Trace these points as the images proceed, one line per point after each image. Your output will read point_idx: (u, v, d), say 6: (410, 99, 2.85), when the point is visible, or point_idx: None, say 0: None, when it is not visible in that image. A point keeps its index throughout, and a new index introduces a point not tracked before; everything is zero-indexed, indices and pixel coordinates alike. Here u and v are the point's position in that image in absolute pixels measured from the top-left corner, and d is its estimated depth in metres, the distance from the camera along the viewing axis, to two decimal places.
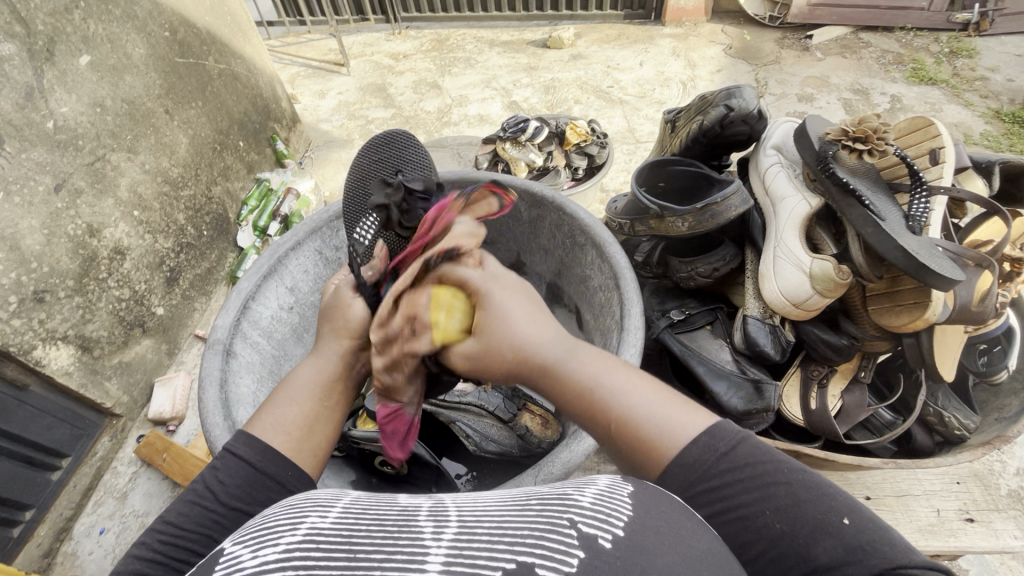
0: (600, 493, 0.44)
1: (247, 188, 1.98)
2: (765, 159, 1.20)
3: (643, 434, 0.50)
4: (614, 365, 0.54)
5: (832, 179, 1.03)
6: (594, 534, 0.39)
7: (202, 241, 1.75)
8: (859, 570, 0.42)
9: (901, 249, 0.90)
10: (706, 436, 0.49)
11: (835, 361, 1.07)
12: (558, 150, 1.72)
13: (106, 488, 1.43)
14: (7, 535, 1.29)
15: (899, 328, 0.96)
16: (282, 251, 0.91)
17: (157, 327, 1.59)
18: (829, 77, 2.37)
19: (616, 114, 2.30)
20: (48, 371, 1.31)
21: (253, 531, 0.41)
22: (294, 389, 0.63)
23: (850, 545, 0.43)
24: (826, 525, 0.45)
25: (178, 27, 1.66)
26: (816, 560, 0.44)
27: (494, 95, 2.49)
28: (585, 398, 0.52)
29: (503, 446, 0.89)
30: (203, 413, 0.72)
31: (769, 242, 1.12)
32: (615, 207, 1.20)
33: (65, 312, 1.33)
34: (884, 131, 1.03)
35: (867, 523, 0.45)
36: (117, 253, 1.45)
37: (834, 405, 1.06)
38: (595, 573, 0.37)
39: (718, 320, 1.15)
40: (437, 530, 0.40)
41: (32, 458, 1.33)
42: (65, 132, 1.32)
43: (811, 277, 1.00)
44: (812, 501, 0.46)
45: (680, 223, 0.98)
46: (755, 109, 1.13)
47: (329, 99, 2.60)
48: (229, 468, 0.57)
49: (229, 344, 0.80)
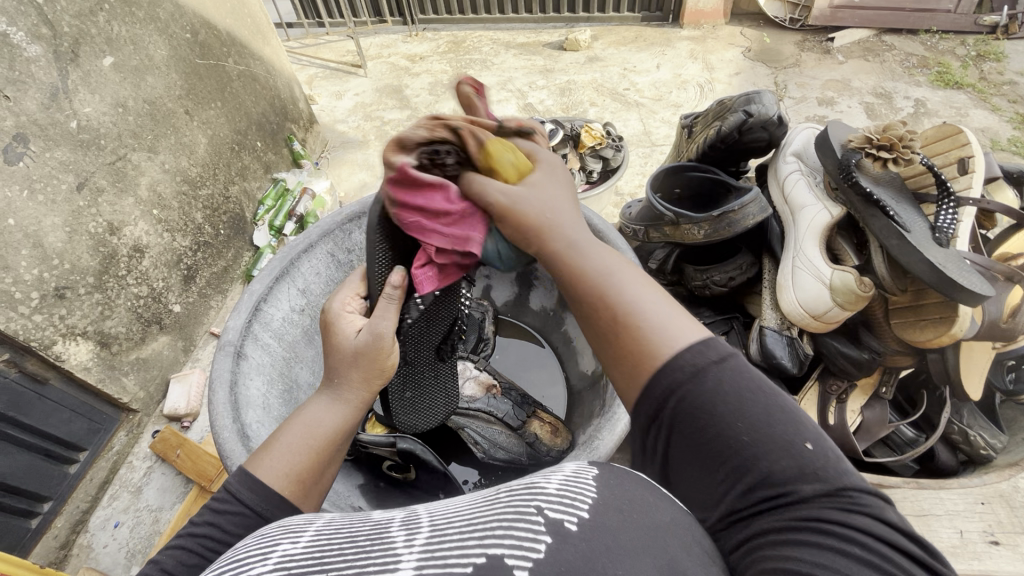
0: (566, 479, 0.43)
1: (264, 188, 2.01)
2: (784, 166, 1.18)
3: (640, 338, 0.48)
4: (641, 284, 0.52)
5: (855, 189, 1.00)
6: (560, 518, 0.39)
7: (219, 240, 1.77)
8: (811, 489, 0.41)
9: (929, 262, 0.87)
10: (695, 350, 0.46)
11: (856, 376, 1.04)
12: (572, 153, 1.71)
13: (121, 482, 1.46)
14: (26, 526, 1.31)
15: (926, 343, 0.93)
16: (294, 254, 0.92)
17: (173, 324, 1.61)
18: (850, 81, 2.32)
19: (632, 116, 2.29)
20: (68, 366, 1.33)
21: (222, 568, 0.41)
22: (309, 435, 0.61)
23: (805, 467, 0.42)
24: (790, 446, 0.43)
25: (199, 28, 1.69)
26: (771, 477, 0.43)
27: (510, 97, 2.49)
28: (592, 287, 0.53)
29: (512, 453, 0.89)
30: (213, 416, 0.72)
31: (787, 252, 1.10)
32: (629, 213, 1.19)
33: (84, 308, 1.35)
34: (910, 139, 1.00)
35: (829, 453, 0.43)
36: (136, 251, 1.48)
37: (852, 421, 1.04)
38: (563, 557, 0.37)
39: (733, 332, 1.14)
40: (408, 539, 0.40)
41: (50, 451, 1.36)
42: (89, 132, 1.34)
43: (831, 289, 0.97)
44: (782, 423, 0.44)
45: (696, 231, 0.96)
46: (774, 115, 1.11)
47: (347, 100, 2.62)
48: (232, 515, 0.54)
49: (240, 346, 0.81)
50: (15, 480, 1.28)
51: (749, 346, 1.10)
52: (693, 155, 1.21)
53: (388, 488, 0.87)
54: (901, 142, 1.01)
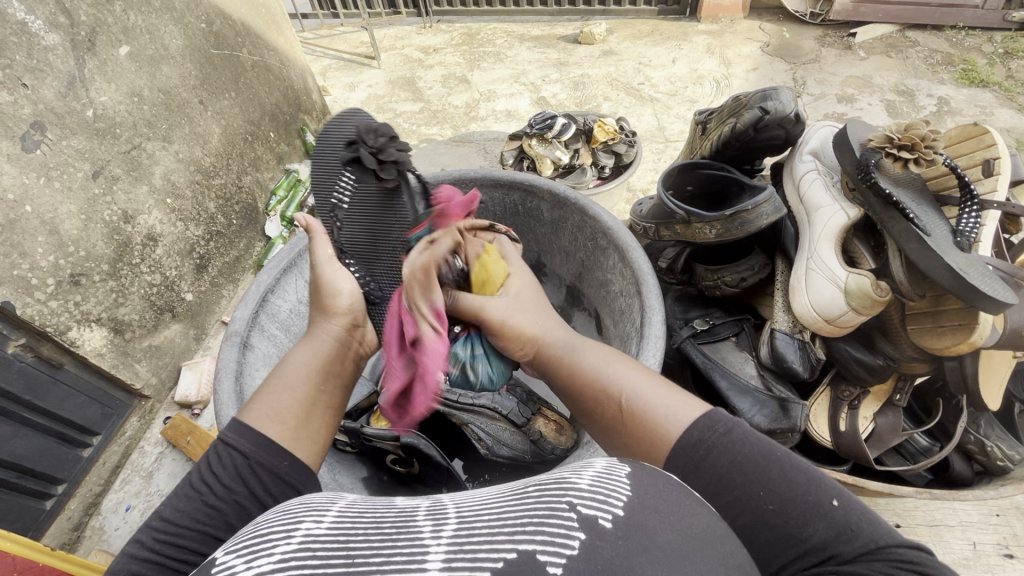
0: (598, 476, 0.43)
1: (276, 179, 2.02)
2: (800, 165, 1.16)
3: (647, 422, 0.53)
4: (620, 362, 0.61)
5: (874, 190, 0.97)
6: (594, 515, 0.39)
7: (231, 229, 1.79)
8: (849, 551, 0.44)
9: (948, 267, 0.85)
10: (697, 425, 0.51)
11: (868, 382, 1.03)
12: (585, 147, 1.70)
13: (133, 467, 1.48)
14: (41, 507, 1.34)
15: (943, 351, 0.91)
16: (303, 246, 0.92)
17: (186, 312, 1.63)
18: (871, 78, 2.27)
19: (646, 111, 2.26)
20: (83, 352, 1.36)
21: (244, 540, 0.40)
22: (290, 375, 0.63)
23: (838, 526, 0.45)
24: (818, 507, 0.46)
25: (215, 18, 1.70)
26: (808, 542, 0.45)
27: (523, 91, 2.47)
28: (592, 385, 0.60)
29: (516, 451, 0.88)
30: (218, 405, 0.72)
31: (801, 253, 1.08)
32: (640, 211, 1.17)
33: (99, 295, 1.37)
34: (933, 139, 0.97)
35: (854, 507, 0.47)
36: (150, 240, 1.50)
37: (864, 427, 1.02)
38: (599, 555, 0.36)
39: (744, 332, 1.12)
40: (436, 529, 0.40)
41: (65, 434, 1.38)
42: (105, 121, 1.36)
43: (846, 293, 0.95)
44: (803, 485, 0.48)
45: (707, 230, 0.95)
46: (792, 113, 1.09)
47: (359, 92, 2.62)
48: (223, 458, 0.56)
49: (246, 336, 0.81)
50: (30, 462, 1.30)
51: (758, 348, 1.08)
52: (706, 152, 1.20)
53: (392, 482, 0.87)
54: (923, 142, 0.97)
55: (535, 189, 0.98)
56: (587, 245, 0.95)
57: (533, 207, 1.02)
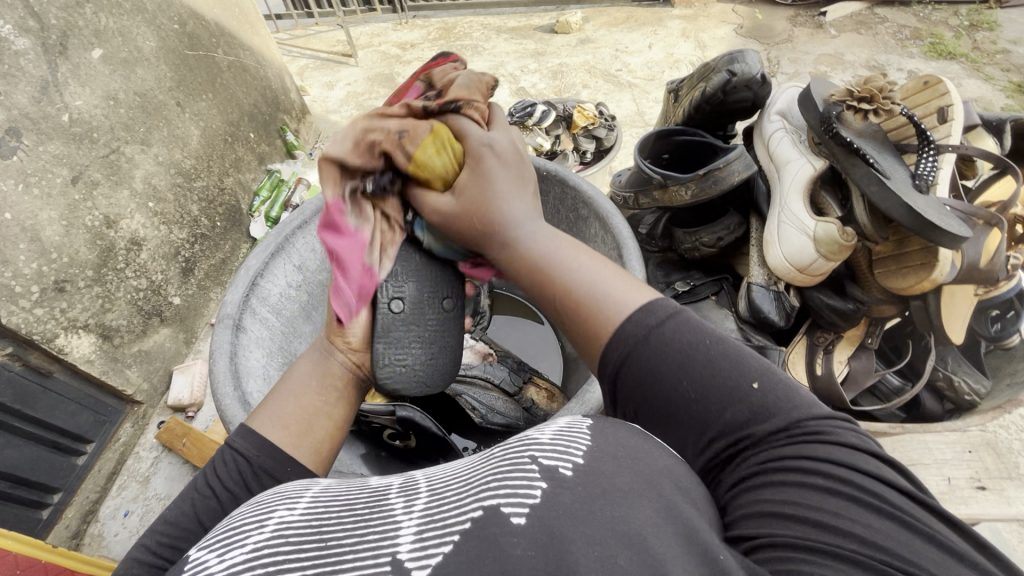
0: (559, 431, 0.45)
1: (258, 180, 2.01)
2: (769, 125, 1.19)
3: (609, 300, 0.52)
4: (581, 252, 0.56)
5: (836, 140, 1.01)
6: (555, 465, 0.41)
7: (216, 232, 1.78)
8: (763, 427, 0.45)
9: (907, 208, 0.88)
10: (642, 310, 0.50)
11: (843, 328, 1.05)
12: (565, 133, 1.72)
13: (129, 472, 1.48)
14: (37, 517, 1.34)
15: (910, 290, 0.95)
16: (289, 229, 0.91)
17: (174, 316, 1.63)
18: (843, 55, 2.31)
19: (625, 97, 2.28)
20: (72, 359, 1.35)
21: (217, 534, 0.42)
22: (295, 384, 0.65)
23: (756, 406, 0.46)
24: (739, 390, 0.47)
25: (187, 19, 1.68)
26: (725, 420, 0.46)
27: (502, 82, 2.48)
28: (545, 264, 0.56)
29: (510, 418, 0.91)
30: (214, 385, 0.73)
31: (773, 208, 1.10)
32: (619, 181, 1.20)
33: (85, 301, 1.36)
34: (890, 90, 1.00)
35: (774, 389, 0.47)
36: (134, 244, 1.49)
37: (840, 371, 1.06)
38: (559, 500, 0.38)
39: (723, 291, 1.15)
40: (407, 507, 0.42)
41: (58, 443, 1.37)
42: (81, 125, 1.35)
43: (815, 241, 0.98)
44: (725, 369, 0.47)
45: (684, 191, 0.97)
46: (757, 75, 1.12)
47: (339, 90, 2.61)
48: (228, 462, 0.56)
49: (238, 319, 0.82)
50: (23, 472, 1.29)
51: (738, 305, 1.10)
52: (680, 120, 1.22)
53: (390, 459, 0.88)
54: (882, 93, 1.01)
55: None
56: (571, 217, 0.97)
57: None
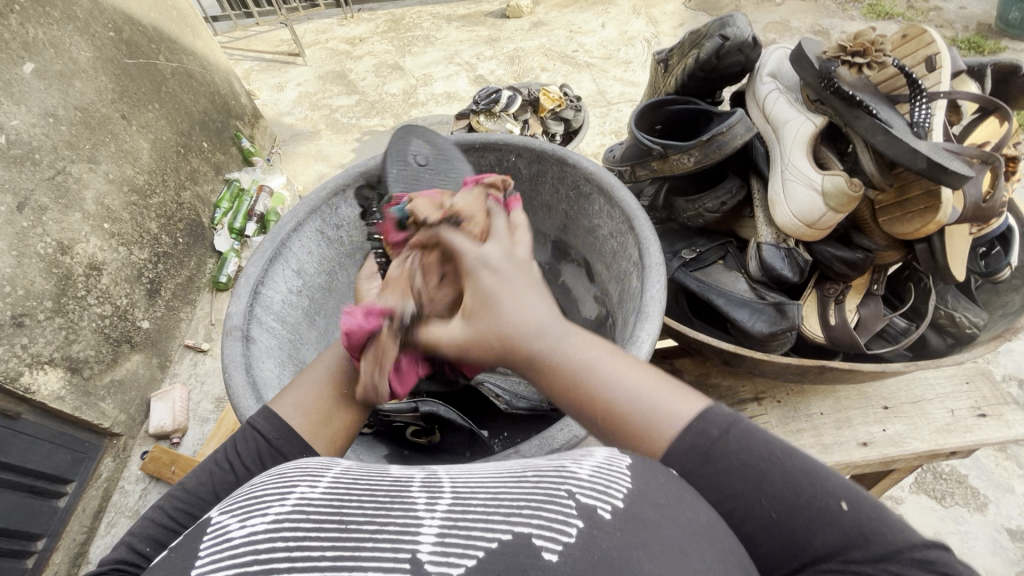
0: (600, 465, 0.42)
1: (217, 191, 1.92)
2: (762, 87, 1.22)
3: (635, 421, 0.46)
4: (604, 348, 0.48)
5: (837, 94, 1.03)
6: (593, 504, 0.38)
7: (179, 249, 1.70)
8: (861, 553, 0.41)
9: (914, 151, 0.89)
10: (699, 422, 0.46)
11: (851, 277, 1.05)
12: (534, 118, 1.72)
13: (117, 508, 1.40)
14: (22, 567, 1.26)
15: (912, 234, 0.96)
16: (284, 233, 0.88)
17: (145, 341, 1.55)
18: (789, 21, 2.37)
19: (585, 77, 2.29)
20: (41, 397, 1.27)
21: (240, 500, 0.41)
22: (321, 368, 0.64)
23: (847, 530, 0.42)
24: (824, 511, 0.43)
25: (123, 26, 1.58)
26: (814, 548, 0.43)
27: (459, 71, 2.45)
28: (571, 381, 0.47)
29: (533, 401, 0.91)
30: (233, 399, 0.70)
31: (773, 167, 1.13)
32: (613, 156, 1.21)
33: (47, 334, 1.28)
34: (881, 43, 1.03)
35: (866, 509, 0.43)
36: (93, 269, 1.40)
37: (851, 320, 1.04)
38: (596, 543, 0.36)
39: (729, 254, 1.14)
40: (431, 502, 0.39)
41: (36, 487, 1.29)
42: (20, 147, 1.26)
43: (823, 194, 1.00)
44: (809, 486, 0.44)
45: (686, 159, 0.98)
46: (749, 38, 1.15)
47: (290, 92, 2.52)
48: (247, 441, 0.57)
49: (247, 329, 0.78)
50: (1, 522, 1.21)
51: (747, 266, 1.12)
52: (672, 88, 1.24)
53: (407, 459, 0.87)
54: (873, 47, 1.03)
55: (510, 148, 0.98)
56: (574, 196, 0.96)
57: (509, 165, 1.02)
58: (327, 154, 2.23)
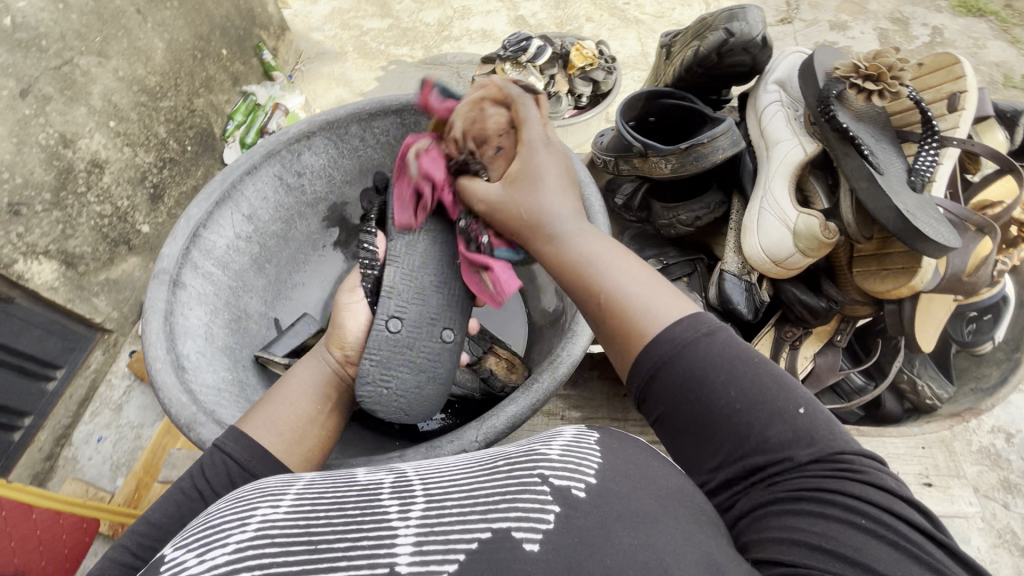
0: (568, 445, 0.46)
1: (233, 103, 1.88)
2: (765, 96, 1.13)
3: (626, 317, 0.52)
4: (613, 250, 0.56)
5: (831, 125, 0.97)
6: (567, 486, 0.41)
7: (186, 157, 1.68)
8: (805, 454, 0.47)
9: (896, 209, 0.87)
10: (686, 321, 0.50)
11: (810, 324, 1.06)
12: (560, 73, 1.60)
13: (102, 400, 1.49)
14: (8, 439, 1.35)
15: (884, 294, 0.95)
16: (235, 176, 0.86)
17: (143, 245, 1.57)
18: (868, 3, 2.13)
19: (629, 35, 2.13)
20: (34, 286, 1.30)
21: (196, 534, 0.40)
22: (293, 390, 0.67)
23: (798, 429, 0.48)
24: (784, 412, 0.48)
25: None
26: (768, 442, 0.48)
27: (500, 8, 2.28)
28: (579, 273, 0.55)
29: (467, 389, 0.94)
30: (146, 345, 0.72)
31: (755, 192, 1.08)
32: (601, 143, 1.11)
33: (43, 226, 1.30)
34: (899, 68, 0.97)
35: (818, 418, 0.48)
36: (95, 166, 1.40)
37: (805, 367, 1.09)
38: (575, 526, 0.39)
39: (695, 273, 1.15)
40: (403, 509, 0.41)
41: (27, 368, 1.36)
42: (26, 31, 1.23)
43: (794, 233, 0.97)
44: (773, 393, 0.49)
45: (663, 164, 0.93)
46: (758, 36, 1.05)
47: (322, 5, 2.39)
48: (216, 465, 0.56)
49: (177, 275, 0.78)
50: None
51: (709, 291, 1.11)
52: (669, 80, 1.16)
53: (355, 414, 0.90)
54: (890, 72, 0.97)
55: None
56: None
57: None
58: (348, 79, 2.15)
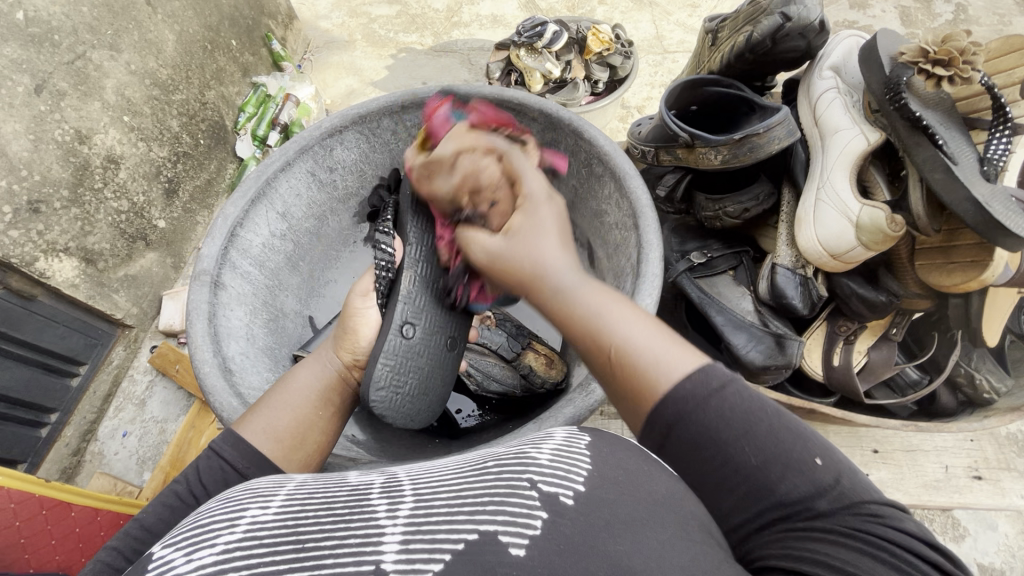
0: (557, 449, 0.44)
1: (244, 94, 1.86)
2: (820, 82, 1.11)
3: (636, 371, 0.47)
4: (617, 299, 0.51)
5: (901, 112, 0.95)
6: (555, 492, 0.39)
7: (200, 150, 1.67)
8: (822, 504, 0.43)
9: (975, 200, 0.86)
10: (693, 377, 0.46)
11: (867, 318, 1.07)
12: (577, 59, 1.58)
13: (126, 395, 1.50)
14: (36, 435, 1.37)
15: (950, 287, 0.95)
16: (269, 173, 0.85)
17: (160, 240, 1.56)
18: None
19: (644, 18, 2.08)
20: (55, 283, 1.31)
21: (184, 531, 0.40)
22: (294, 391, 0.66)
23: (817, 481, 0.44)
24: (802, 461, 0.45)
25: None
26: (780, 492, 0.44)
27: None
28: (581, 323, 0.51)
29: (506, 385, 0.96)
30: (192, 348, 0.71)
31: (812, 181, 1.07)
32: (638, 132, 1.13)
33: (62, 224, 1.29)
34: (972, 53, 0.90)
35: (838, 463, 0.45)
36: (111, 162, 1.39)
37: (857, 362, 1.09)
38: (561, 531, 0.37)
39: (742, 265, 1.15)
40: (391, 509, 0.39)
41: (51, 365, 1.37)
42: (39, 25, 1.22)
43: (857, 227, 0.97)
44: (790, 441, 0.45)
45: (713, 155, 0.91)
46: (816, 20, 1.02)
47: None
48: (210, 468, 0.55)
49: (217, 276, 0.78)
50: (16, 392, 1.30)
51: (757, 284, 1.11)
52: (717, 65, 1.15)
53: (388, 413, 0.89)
54: (962, 56, 0.90)
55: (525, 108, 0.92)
56: (585, 176, 0.91)
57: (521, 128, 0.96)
58: (358, 68, 2.12)
